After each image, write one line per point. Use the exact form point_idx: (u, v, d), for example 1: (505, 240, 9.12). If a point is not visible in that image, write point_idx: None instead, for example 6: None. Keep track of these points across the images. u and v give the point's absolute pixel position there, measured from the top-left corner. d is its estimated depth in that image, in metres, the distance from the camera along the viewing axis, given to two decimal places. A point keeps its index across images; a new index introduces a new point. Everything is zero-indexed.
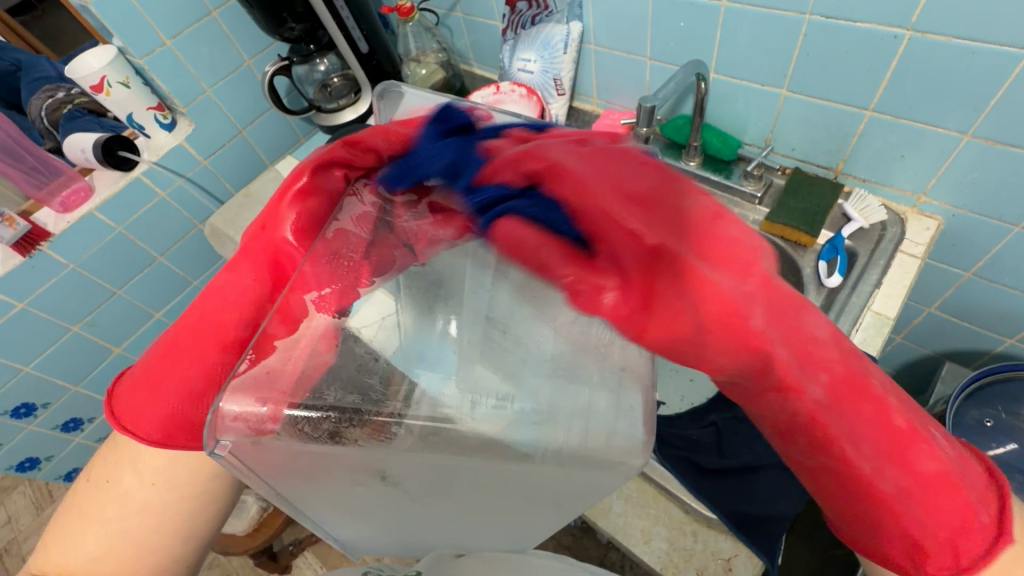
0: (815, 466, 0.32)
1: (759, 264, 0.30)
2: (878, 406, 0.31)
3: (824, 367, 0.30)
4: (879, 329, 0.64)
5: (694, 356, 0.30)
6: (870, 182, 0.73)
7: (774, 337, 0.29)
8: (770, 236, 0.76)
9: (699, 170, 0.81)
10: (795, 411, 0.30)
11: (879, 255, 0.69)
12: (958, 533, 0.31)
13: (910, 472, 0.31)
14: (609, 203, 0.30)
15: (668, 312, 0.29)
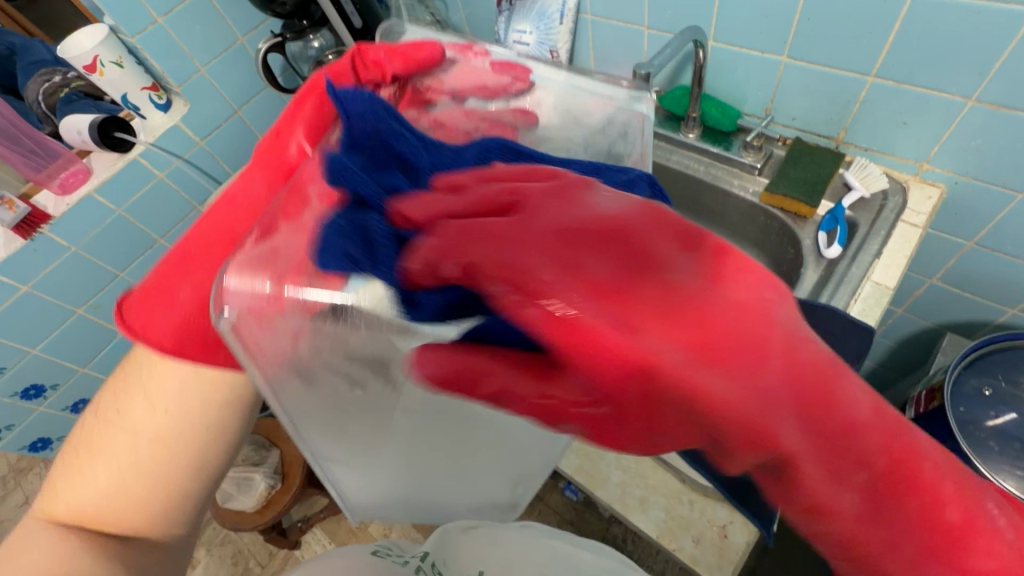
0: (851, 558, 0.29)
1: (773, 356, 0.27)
2: (925, 499, 0.27)
3: (863, 463, 0.27)
4: (879, 299, 0.64)
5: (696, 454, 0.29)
6: (872, 151, 0.71)
7: (802, 444, 0.26)
8: (770, 207, 0.76)
9: (698, 142, 0.81)
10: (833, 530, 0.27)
11: (879, 225, 0.68)
12: None
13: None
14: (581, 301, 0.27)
15: (678, 430, 0.28)
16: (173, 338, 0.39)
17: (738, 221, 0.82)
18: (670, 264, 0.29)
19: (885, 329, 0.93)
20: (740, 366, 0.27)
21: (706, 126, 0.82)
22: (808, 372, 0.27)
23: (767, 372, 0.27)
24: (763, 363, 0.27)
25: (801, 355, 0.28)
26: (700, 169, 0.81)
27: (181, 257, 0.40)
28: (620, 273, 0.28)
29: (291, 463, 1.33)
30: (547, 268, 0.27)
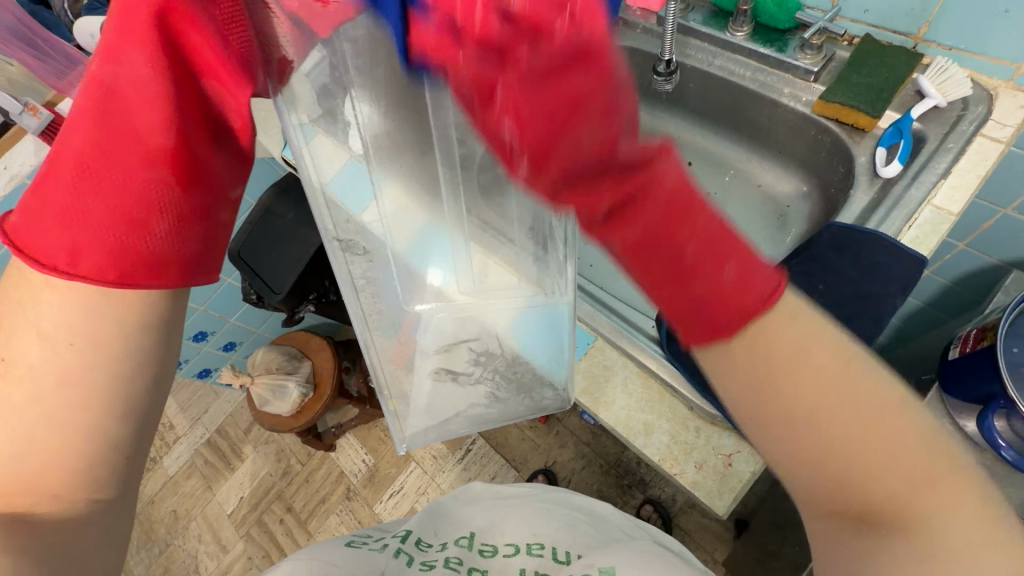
0: (652, 257, 0.30)
1: (651, 190, 0.29)
2: (676, 246, 0.30)
3: (664, 248, 0.30)
4: (937, 226, 0.56)
5: (567, 178, 0.31)
6: (957, 51, 0.60)
7: (601, 192, 0.30)
8: (823, 119, 0.66)
9: (747, 42, 0.70)
10: (626, 236, 0.31)
11: (952, 139, 0.58)
12: (737, 316, 0.29)
13: (689, 296, 0.30)
14: (518, 144, 0.32)
15: (558, 167, 0.31)
16: (114, 266, 0.33)
17: (784, 136, 0.73)
18: (591, 143, 0.30)
19: (940, 265, 0.82)
20: (590, 185, 0.31)
21: (759, 23, 0.71)
22: (663, 189, 0.29)
23: (622, 223, 0.31)
24: (606, 192, 0.30)
25: (671, 184, 0.29)
26: (748, 76, 0.71)
27: (86, 177, 0.33)
28: (540, 156, 0.32)
29: (322, 374, 1.40)
30: (505, 126, 0.32)
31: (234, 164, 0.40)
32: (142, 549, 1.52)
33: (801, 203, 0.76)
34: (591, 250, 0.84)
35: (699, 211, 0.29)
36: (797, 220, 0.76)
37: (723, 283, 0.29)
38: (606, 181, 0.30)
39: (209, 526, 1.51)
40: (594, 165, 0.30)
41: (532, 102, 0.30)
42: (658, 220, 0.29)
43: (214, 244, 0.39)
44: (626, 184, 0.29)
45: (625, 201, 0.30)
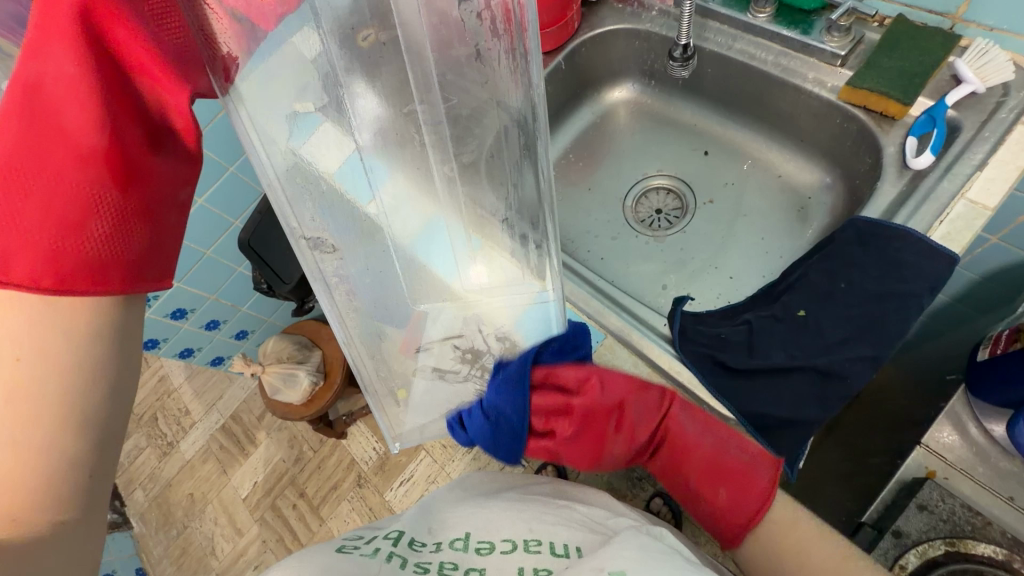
0: (700, 503, 0.53)
1: (676, 456, 0.53)
2: (703, 494, 0.52)
3: (685, 481, 0.53)
4: (970, 222, 0.53)
5: (604, 458, 0.55)
6: (999, 32, 0.56)
7: (645, 444, 0.54)
8: (848, 106, 0.63)
9: (770, 25, 0.67)
10: (688, 493, 0.54)
11: (990, 129, 0.55)
12: (722, 515, 0.51)
13: (701, 474, 0.52)
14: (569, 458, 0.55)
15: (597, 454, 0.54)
16: (47, 269, 0.33)
17: (807, 124, 0.70)
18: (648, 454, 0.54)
19: (970, 260, 0.78)
20: (661, 472, 0.56)
21: (784, 4, 0.67)
22: (693, 480, 0.53)
23: (660, 467, 0.55)
24: (660, 465, 0.55)
25: (707, 497, 0.52)
26: (770, 61, 0.67)
27: (19, 181, 0.32)
28: (592, 462, 0.55)
29: (333, 363, 1.40)
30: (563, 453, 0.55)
31: (180, 165, 0.37)
32: (160, 531, 1.56)
33: (823, 194, 0.72)
34: (603, 243, 0.81)
35: (721, 500, 0.51)
36: (818, 213, 0.72)
37: (719, 498, 0.51)
38: (647, 452, 0.54)
39: (224, 510, 1.53)
40: (648, 462, 0.55)
41: (567, 447, 0.55)
42: (693, 473, 0.53)
43: (163, 245, 0.36)
44: (673, 472, 0.54)
45: (703, 493, 0.52)
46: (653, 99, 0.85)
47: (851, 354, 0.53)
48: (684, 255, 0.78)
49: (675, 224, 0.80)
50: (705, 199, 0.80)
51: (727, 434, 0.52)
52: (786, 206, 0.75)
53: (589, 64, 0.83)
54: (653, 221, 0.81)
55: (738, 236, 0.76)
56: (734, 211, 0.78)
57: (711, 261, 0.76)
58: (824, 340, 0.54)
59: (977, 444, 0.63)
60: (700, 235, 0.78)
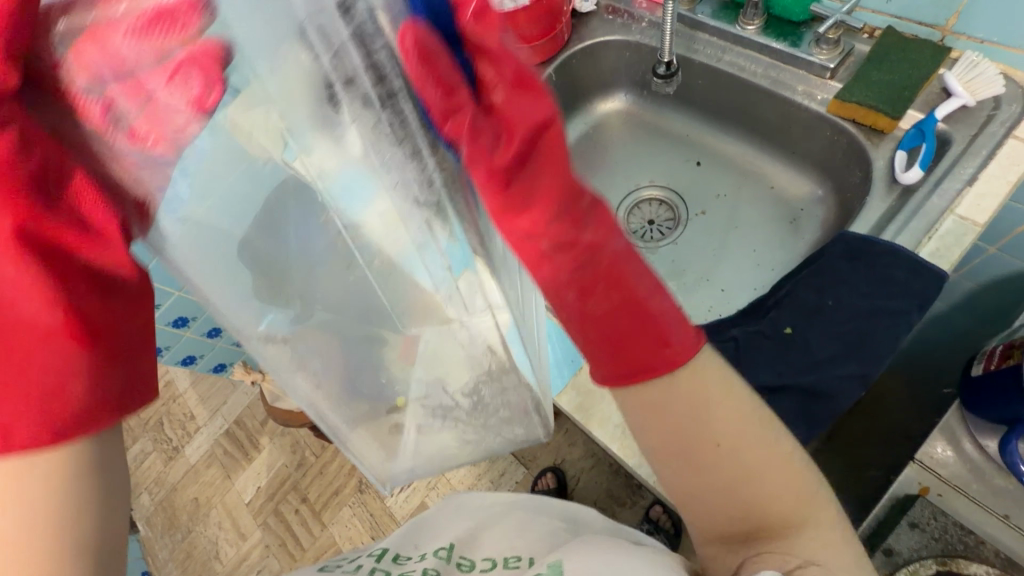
0: (629, 319, 0.35)
1: (618, 245, 0.34)
2: (649, 308, 0.35)
3: (619, 258, 0.34)
4: (960, 237, 0.52)
5: (537, 165, 0.29)
6: (989, 44, 0.55)
7: (563, 211, 0.31)
8: (838, 119, 0.62)
9: (758, 37, 0.66)
10: (611, 310, 0.35)
11: (981, 143, 0.54)
12: (665, 344, 0.35)
13: (636, 281, 0.35)
14: (500, 165, 0.28)
15: (524, 182, 0.29)
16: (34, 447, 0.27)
17: (799, 135, 0.69)
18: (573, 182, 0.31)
19: (965, 269, 0.76)
20: (583, 245, 0.33)
21: (772, 15, 0.67)
22: (634, 267, 0.35)
23: (592, 249, 0.33)
24: (591, 246, 0.33)
25: (653, 309, 0.35)
26: (760, 73, 0.67)
27: None
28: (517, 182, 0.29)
29: None
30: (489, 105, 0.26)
31: (134, 296, 0.31)
32: (165, 535, 1.57)
33: (815, 206, 0.72)
34: None
35: (665, 306, 0.35)
36: (810, 225, 0.72)
37: (669, 308, 0.36)
38: (569, 216, 0.32)
39: (227, 515, 1.55)
40: (580, 235, 0.33)
41: (512, 112, 0.27)
42: (613, 249, 0.34)
43: (144, 376, 0.32)
44: (602, 235, 0.33)
45: (643, 295, 0.35)
46: (646, 109, 0.84)
47: (838, 373, 0.52)
48: (676, 267, 0.78)
49: (667, 235, 0.80)
50: (697, 210, 0.80)
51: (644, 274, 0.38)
52: (779, 218, 0.74)
53: (580, 75, 0.83)
54: (645, 232, 0.81)
55: (731, 248, 0.76)
56: (727, 222, 0.77)
57: (703, 273, 0.76)
58: (813, 358, 0.53)
59: (972, 460, 0.62)
60: (693, 246, 0.78)
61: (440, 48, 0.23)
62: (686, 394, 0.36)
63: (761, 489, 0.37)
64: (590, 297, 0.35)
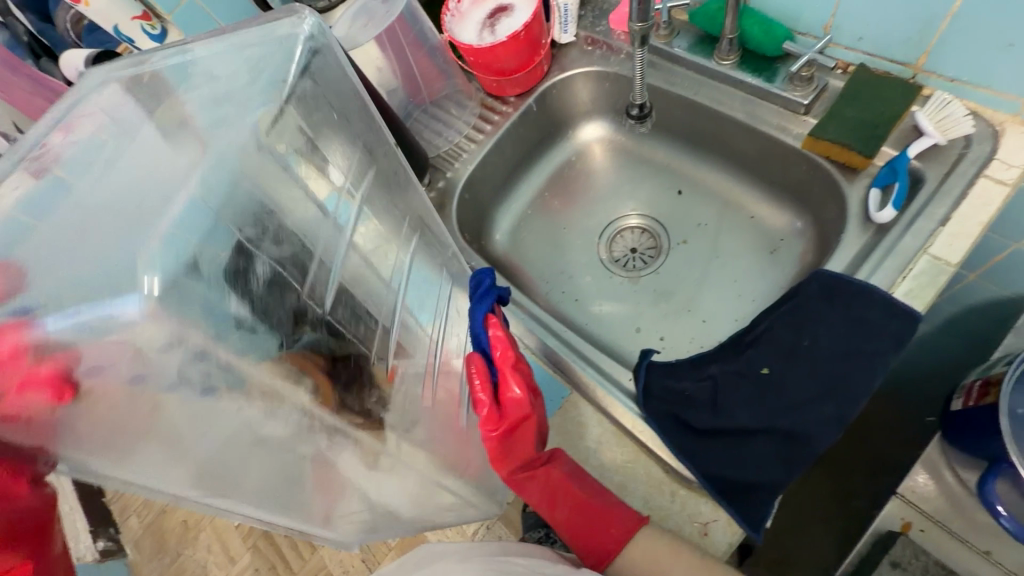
0: (580, 523, 0.54)
1: (574, 499, 0.53)
2: (593, 508, 0.53)
3: (575, 488, 0.54)
4: (935, 278, 0.52)
5: (521, 458, 0.54)
6: (959, 83, 0.55)
7: (550, 472, 0.54)
8: (813, 155, 0.63)
9: (733, 72, 0.67)
10: (568, 517, 0.54)
11: (952, 182, 0.54)
12: (610, 529, 0.52)
13: (583, 493, 0.53)
14: (494, 431, 0.53)
15: (511, 449, 0.54)
16: None
17: (777, 167, 0.70)
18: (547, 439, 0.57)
19: (947, 298, 0.76)
20: (551, 475, 0.54)
21: (748, 50, 0.67)
22: (586, 497, 0.53)
23: (557, 478, 0.54)
24: (555, 483, 0.54)
25: (592, 502, 0.53)
26: (736, 107, 0.67)
27: None
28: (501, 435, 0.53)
29: None
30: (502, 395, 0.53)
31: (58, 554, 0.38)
32: (154, 559, 1.24)
33: (795, 238, 0.72)
34: (577, 284, 0.80)
35: (625, 514, 0.52)
36: (790, 256, 0.72)
37: (612, 504, 0.53)
38: (540, 460, 0.54)
39: (217, 535, 1.21)
40: (552, 484, 0.54)
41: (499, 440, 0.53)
42: (568, 468, 0.54)
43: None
44: (561, 481, 0.54)
45: (596, 502, 0.53)
46: (628, 138, 0.85)
47: (815, 416, 0.52)
48: (659, 296, 0.77)
49: (649, 264, 0.80)
50: (679, 239, 0.80)
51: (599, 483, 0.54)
52: (759, 248, 0.75)
53: (562, 105, 0.83)
54: (627, 261, 0.80)
55: (713, 279, 0.76)
56: (708, 252, 0.77)
57: (685, 303, 0.75)
58: (790, 400, 0.53)
59: (955, 494, 0.61)
60: (675, 275, 0.78)
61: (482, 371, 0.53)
62: (638, 561, 0.51)
63: None
64: (556, 510, 0.54)
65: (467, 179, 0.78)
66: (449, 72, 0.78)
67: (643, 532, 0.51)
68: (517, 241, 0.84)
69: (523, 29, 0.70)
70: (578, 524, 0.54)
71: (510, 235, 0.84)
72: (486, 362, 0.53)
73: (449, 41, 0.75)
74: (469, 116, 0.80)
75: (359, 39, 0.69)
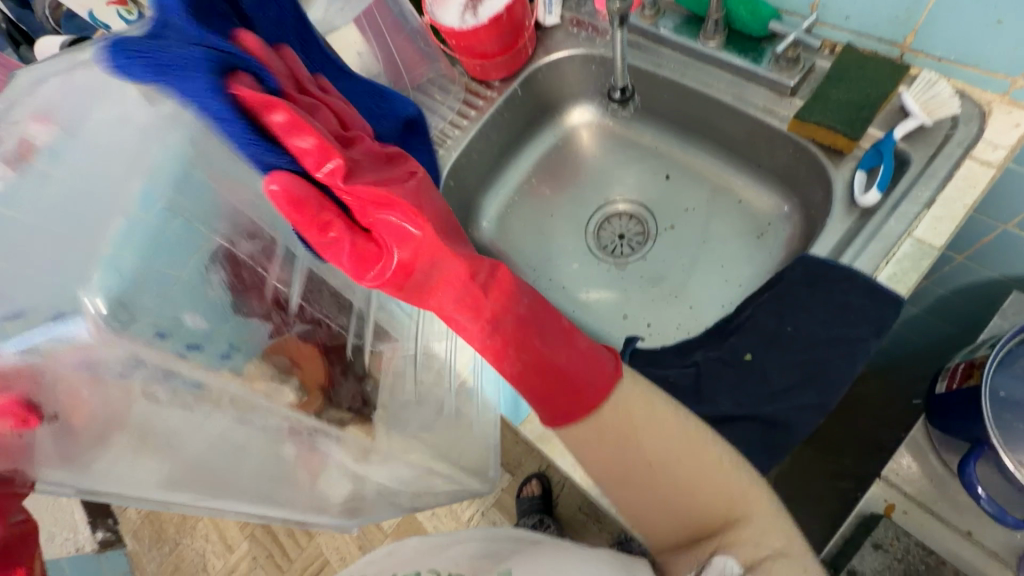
0: (552, 395, 0.40)
1: (541, 354, 0.39)
2: (565, 371, 0.40)
3: (543, 353, 0.39)
4: (919, 261, 0.52)
5: (423, 279, 0.35)
6: (947, 62, 0.54)
7: (491, 319, 0.37)
8: (799, 138, 0.62)
9: (720, 53, 0.65)
10: (544, 387, 0.40)
11: (938, 164, 0.53)
12: (586, 389, 0.40)
13: (553, 352, 0.39)
14: (381, 266, 0.33)
15: (425, 284, 0.35)
16: None
17: (765, 150, 0.69)
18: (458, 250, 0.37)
19: (935, 279, 0.76)
20: (512, 343, 0.38)
21: (735, 30, 0.65)
22: (568, 355, 0.40)
23: (516, 344, 0.38)
24: (514, 354, 0.38)
25: (572, 368, 0.40)
26: (722, 89, 0.66)
27: None
28: (405, 266, 0.33)
29: None
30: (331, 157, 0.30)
31: None
32: (154, 548, 1.25)
33: (782, 222, 0.71)
34: (565, 271, 0.80)
35: (589, 352, 0.41)
36: (776, 240, 0.71)
37: (579, 350, 0.41)
38: (484, 286, 0.36)
39: (214, 524, 1.21)
40: (506, 336, 0.38)
41: (375, 250, 0.33)
42: (524, 311, 0.38)
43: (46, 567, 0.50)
44: (523, 339, 0.39)
45: (573, 379, 0.40)
46: (615, 121, 0.83)
47: (796, 401, 0.52)
48: (646, 282, 0.77)
49: (637, 250, 0.79)
50: (666, 225, 0.79)
51: (564, 323, 0.41)
52: (746, 232, 0.74)
53: (547, 88, 0.82)
54: (614, 247, 0.80)
55: (701, 264, 0.75)
56: (696, 236, 0.77)
57: (673, 289, 0.75)
58: (770, 388, 0.54)
59: (937, 475, 0.62)
60: (663, 261, 0.77)
61: (308, 186, 0.30)
62: (643, 449, 0.42)
63: (717, 494, 0.42)
64: (523, 382, 0.40)
65: (452, 165, 0.76)
66: (432, 55, 0.76)
67: (624, 393, 0.42)
68: (504, 228, 0.83)
69: (504, 11, 0.69)
70: (537, 386, 0.40)
71: (496, 223, 0.83)
72: (299, 177, 0.30)
73: (430, 24, 0.72)
74: (453, 101, 0.79)
75: (335, 23, 0.67)
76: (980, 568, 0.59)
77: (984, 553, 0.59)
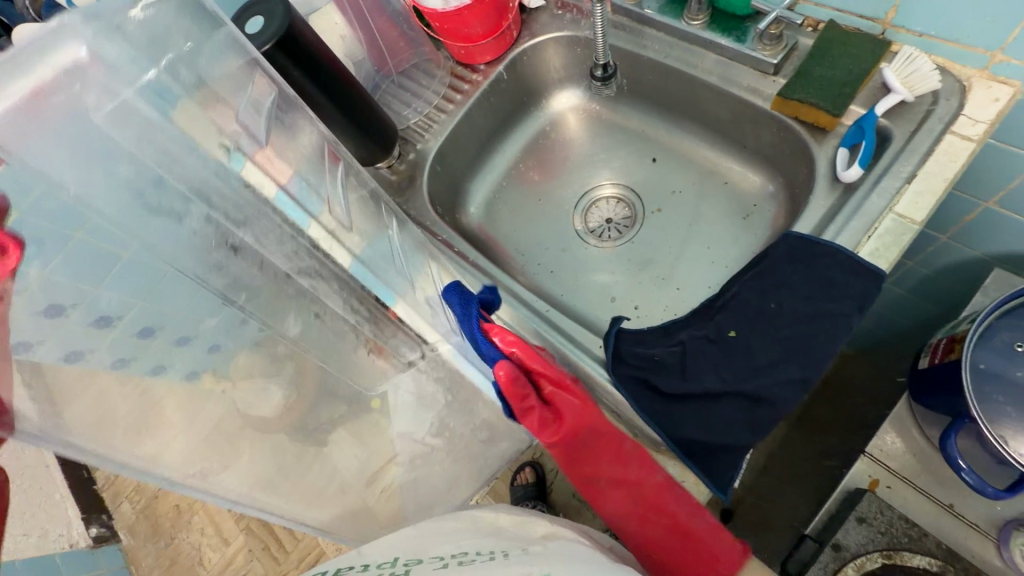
0: (659, 546, 0.50)
1: (667, 514, 0.49)
2: (691, 536, 0.49)
3: (670, 516, 0.49)
4: (899, 236, 0.52)
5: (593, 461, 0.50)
6: (928, 38, 0.54)
7: (635, 486, 0.49)
8: (782, 116, 0.62)
9: (704, 32, 0.65)
10: (662, 543, 0.49)
11: (918, 139, 0.54)
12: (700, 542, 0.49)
13: (682, 520, 0.49)
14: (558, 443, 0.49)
15: (592, 462, 0.49)
16: None
17: (750, 130, 0.69)
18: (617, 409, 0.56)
19: (920, 258, 0.76)
20: (641, 491, 0.49)
21: (718, 9, 0.65)
22: (699, 522, 0.49)
23: (646, 504, 0.49)
24: (647, 513, 0.49)
25: (692, 525, 0.49)
26: (707, 69, 0.66)
27: None
28: (569, 441, 0.49)
29: None
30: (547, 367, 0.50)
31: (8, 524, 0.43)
32: (150, 542, 1.24)
33: (767, 203, 0.72)
34: (553, 256, 0.80)
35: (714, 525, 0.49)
36: (762, 221, 0.72)
37: (705, 523, 0.49)
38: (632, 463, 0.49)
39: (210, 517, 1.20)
40: (642, 498, 0.49)
41: (564, 434, 0.49)
42: (659, 481, 0.49)
43: None
44: (656, 501, 0.49)
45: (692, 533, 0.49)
46: (602, 106, 0.83)
47: (779, 377, 0.52)
48: (634, 266, 0.77)
49: (624, 234, 0.79)
50: (653, 208, 0.79)
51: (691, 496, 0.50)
52: (732, 214, 0.74)
53: (533, 72, 0.81)
54: (602, 231, 0.80)
55: (688, 246, 0.75)
56: (682, 218, 0.77)
57: (661, 272, 0.75)
58: (754, 364, 0.54)
59: (920, 449, 0.63)
60: (651, 244, 0.77)
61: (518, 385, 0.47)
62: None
63: None
64: (647, 529, 0.49)
65: (438, 151, 0.76)
66: (416, 39, 0.76)
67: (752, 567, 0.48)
68: (492, 213, 0.83)
69: None
70: (667, 546, 0.49)
71: (484, 209, 0.83)
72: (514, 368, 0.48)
73: (413, 7, 0.72)
74: (438, 85, 0.78)
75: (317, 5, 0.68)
76: (960, 539, 0.60)
77: (964, 525, 0.60)
